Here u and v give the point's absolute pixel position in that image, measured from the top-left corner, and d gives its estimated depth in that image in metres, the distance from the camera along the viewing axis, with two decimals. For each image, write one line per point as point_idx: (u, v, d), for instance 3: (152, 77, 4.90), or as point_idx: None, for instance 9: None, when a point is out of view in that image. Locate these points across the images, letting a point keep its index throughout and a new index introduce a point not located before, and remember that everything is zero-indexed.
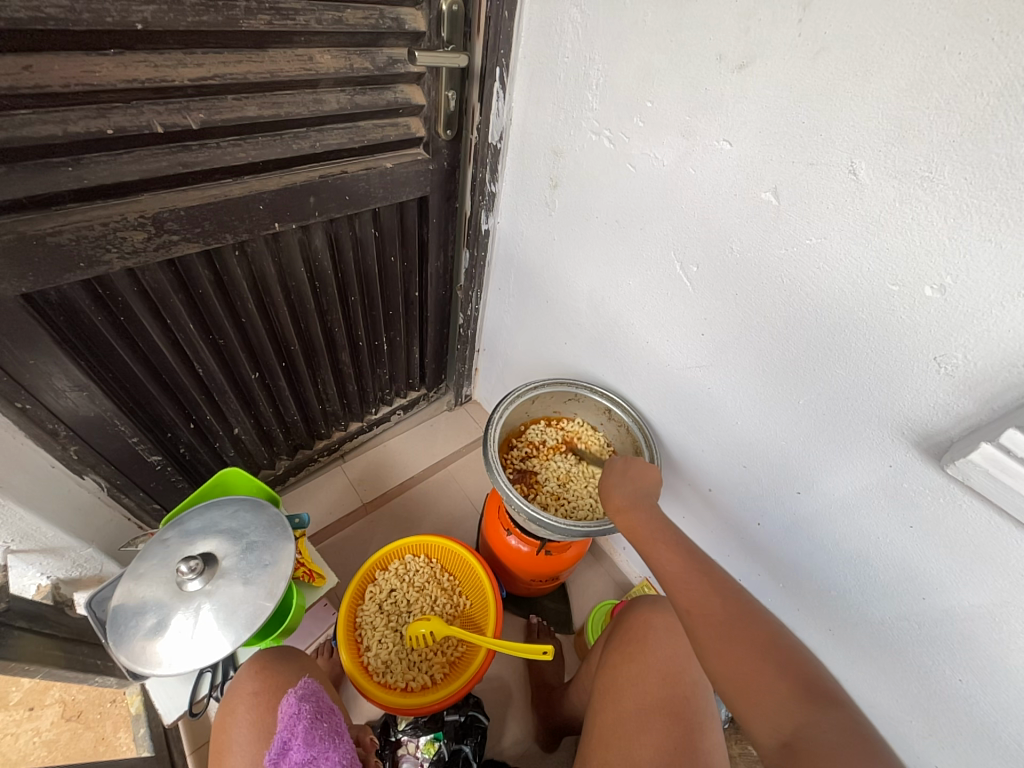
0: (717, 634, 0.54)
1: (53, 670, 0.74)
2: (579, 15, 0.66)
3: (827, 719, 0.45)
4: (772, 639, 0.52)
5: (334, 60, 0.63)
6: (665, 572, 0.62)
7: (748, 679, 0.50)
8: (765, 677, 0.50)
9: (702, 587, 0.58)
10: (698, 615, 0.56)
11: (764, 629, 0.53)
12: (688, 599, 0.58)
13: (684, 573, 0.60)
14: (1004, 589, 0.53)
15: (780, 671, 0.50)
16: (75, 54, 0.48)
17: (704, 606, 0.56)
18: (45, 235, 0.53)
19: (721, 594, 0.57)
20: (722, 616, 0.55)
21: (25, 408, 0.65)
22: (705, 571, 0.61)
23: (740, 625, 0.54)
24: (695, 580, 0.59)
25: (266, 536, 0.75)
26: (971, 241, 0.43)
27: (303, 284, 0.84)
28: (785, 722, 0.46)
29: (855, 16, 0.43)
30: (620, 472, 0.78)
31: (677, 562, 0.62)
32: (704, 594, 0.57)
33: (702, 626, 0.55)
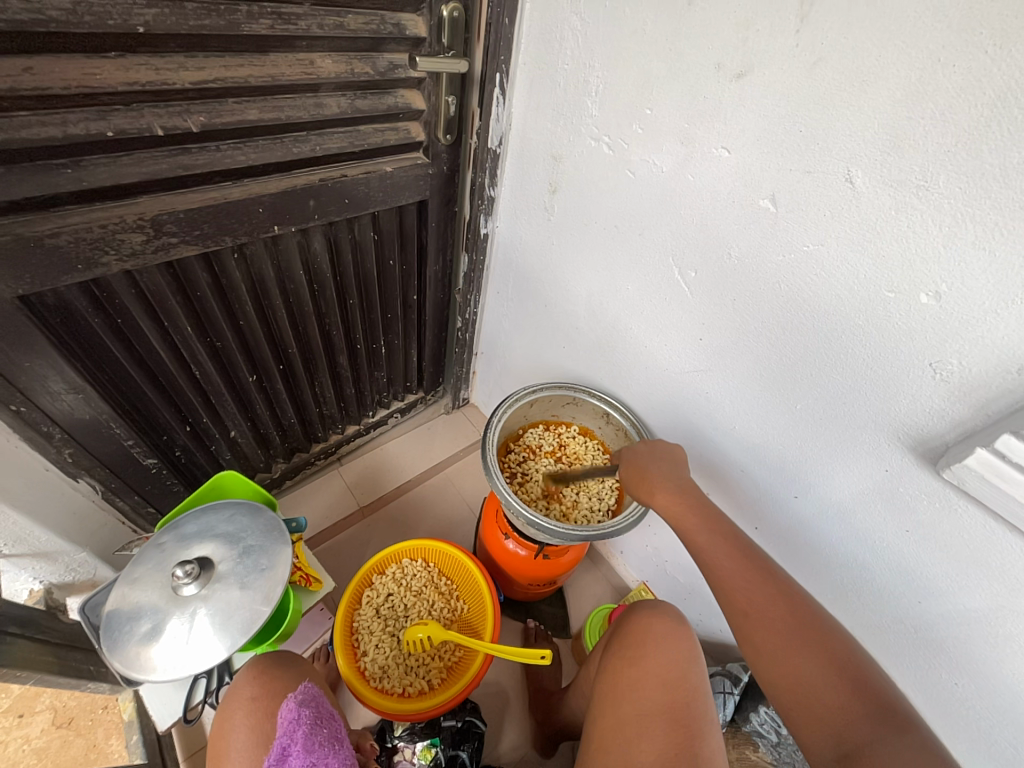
0: (782, 644, 0.56)
1: (44, 676, 0.74)
2: (580, 23, 0.67)
3: (894, 738, 0.47)
4: (840, 652, 0.54)
5: (335, 64, 0.63)
6: (720, 570, 0.63)
7: (812, 692, 0.52)
8: (831, 693, 0.52)
9: (765, 593, 0.59)
10: (760, 624, 0.58)
11: (830, 642, 0.55)
12: (750, 606, 0.59)
13: (745, 576, 0.61)
14: (1000, 593, 0.53)
15: (848, 686, 0.52)
16: (76, 57, 0.48)
17: (767, 615, 0.58)
18: (43, 238, 0.53)
19: (783, 601, 0.58)
20: (787, 626, 0.57)
21: (20, 411, 0.64)
22: (765, 573, 0.61)
23: (805, 637, 0.56)
24: (758, 585, 0.60)
25: (263, 540, 0.75)
26: (966, 249, 0.44)
27: (302, 287, 0.84)
28: (848, 737, 0.49)
29: (852, 27, 0.44)
30: (668, 457, 0.76)
31: (737, 563, 0.63)
32: (768, 601, 0.59)
33: (763, 634, 0.57)
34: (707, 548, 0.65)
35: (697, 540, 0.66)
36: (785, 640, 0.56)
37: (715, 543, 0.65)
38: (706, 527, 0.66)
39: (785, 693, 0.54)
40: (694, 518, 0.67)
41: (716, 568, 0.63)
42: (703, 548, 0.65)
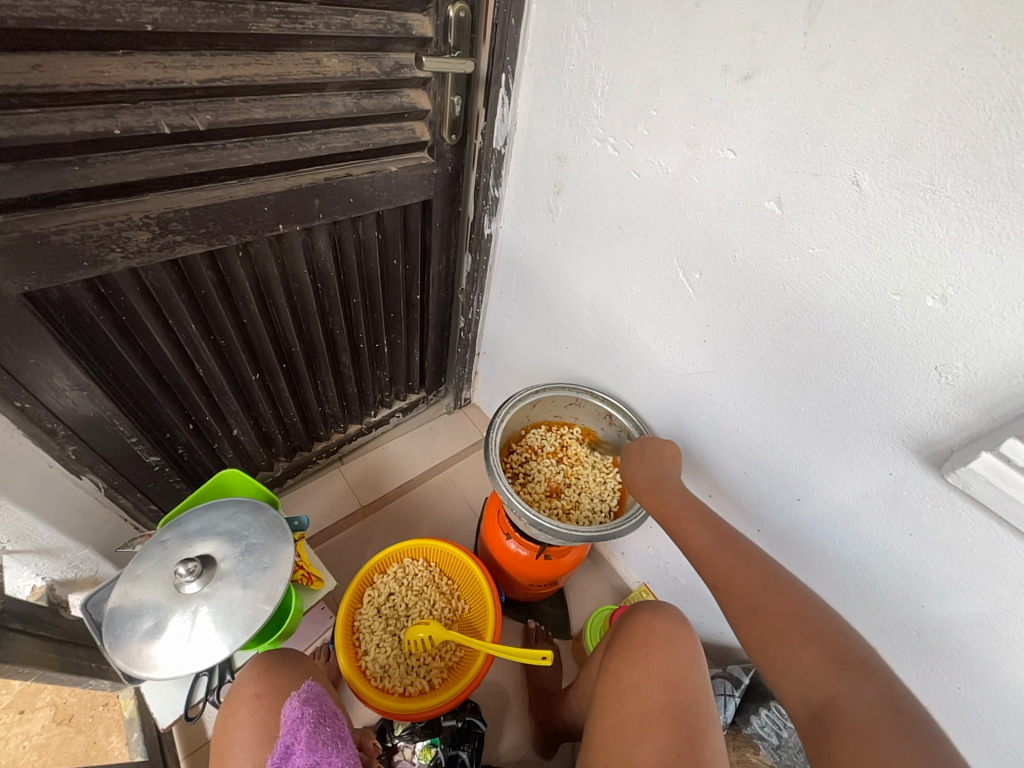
0: (750, 605, 0.58)
1: (46, 673, 0.74)
2: (586, 24, 0.67)
3: (856, 688, 0.48)
4: (804, 610, 0.55)
5: (341, 64, 0.63)
6: (693, 548, 0.65)
7: (778, 649, 0.54)
8: (794, 648, 0.53)
9: (733, 561, 0.62)
10: (730, 590, 0.60)
11: (794, 601, 0.56)
12: (720, 575, 0.61)
13: (714, 548, 0.63)
14: (1003, 597, 0.53)
15: (810, 640, 0.53)
16: (84, 55, 0.48)
17: (736, 581, 0.60)
18: (50, 234, 0.53)
19: (749, 568, 0.61)
20: (753, 589, 0.58)
21: (24, 407, 0.64)
22: (736, 545, 0.64)
23: (768, 598, 0.57)
24: (727, 556, 0.62)
25: (266, 538, 0.75)
26: (973, 252, 0.44)
27: (306, 286, 0.84)
28: (814, 691, 0.50)
29: (860, 30, 0.44)
30: (642, 449, 0.79)
31: (707, 537, 0.65)
32: (735, 569, 0.61)
33: (733, 599, 0.59)
34: (680, 527, 0.67)
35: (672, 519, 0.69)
36: (753, 603, 0.57)
37: (689, 520, 0.67)
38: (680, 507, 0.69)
39: (758, 654, 0.55)
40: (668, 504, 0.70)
41: (691, 544, 0.66)
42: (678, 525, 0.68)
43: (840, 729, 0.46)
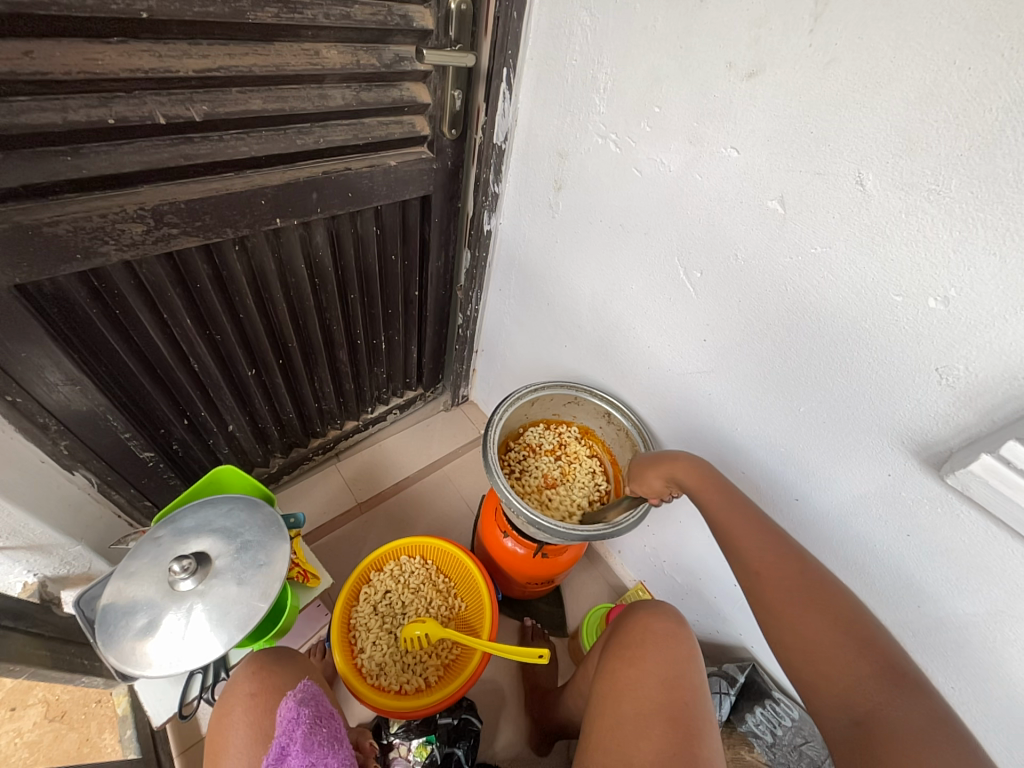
0: (793, 607, 0.55)
1: (38, 670, 0.73)
2: (589, 19, 0.66)
3: (906, 702, 0.46)
4: (852, 616, 0.53)
5: (340, 55, 0.62)
6: (735, 538, 0.62)
7: (822, 655, 0.52)
8: (841, 656, 0.51)
9: (776, 557, 0.59)
10: (772, 591, 0.57)
11: (841, 605, 0.54)
12: (764, 573, 0.58)
13: (760, 545, 0.60)
14: (999, 598, 0.54)
15: (860, 649, 0.50)
16: (77, 42, 0.47)
17: (780, 580, 0.57)
18: (42, 225, 0.52)
19: (798, 567, 0.57)
20: (799, 590, 0.56)
21: (15, 401, 0.63)
22: (779, 539, 0.60)
23: (815, 601, 0.54)
24: (771, 553, 0.59)
25: (262, 535, 0.74)
26: (976, 254, 0.44)
27: (303, 281, 0.83)
28: (858, 701, 0.48)
29: (867, 28, 0.43)
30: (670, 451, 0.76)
31: (750, 533, 0.61)
32: (782, 568, 0.58)
33: (777, 600, 0.56)
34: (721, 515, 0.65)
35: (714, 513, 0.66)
36: (799, 606, 0.55)
37: (730, 513, 0.64)
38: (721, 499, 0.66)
39: (797, 658, 0.53)
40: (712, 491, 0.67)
41: (730, 535, 0.63)
42: (720, 519, 0.65)
43: (887, 741, 0.45)
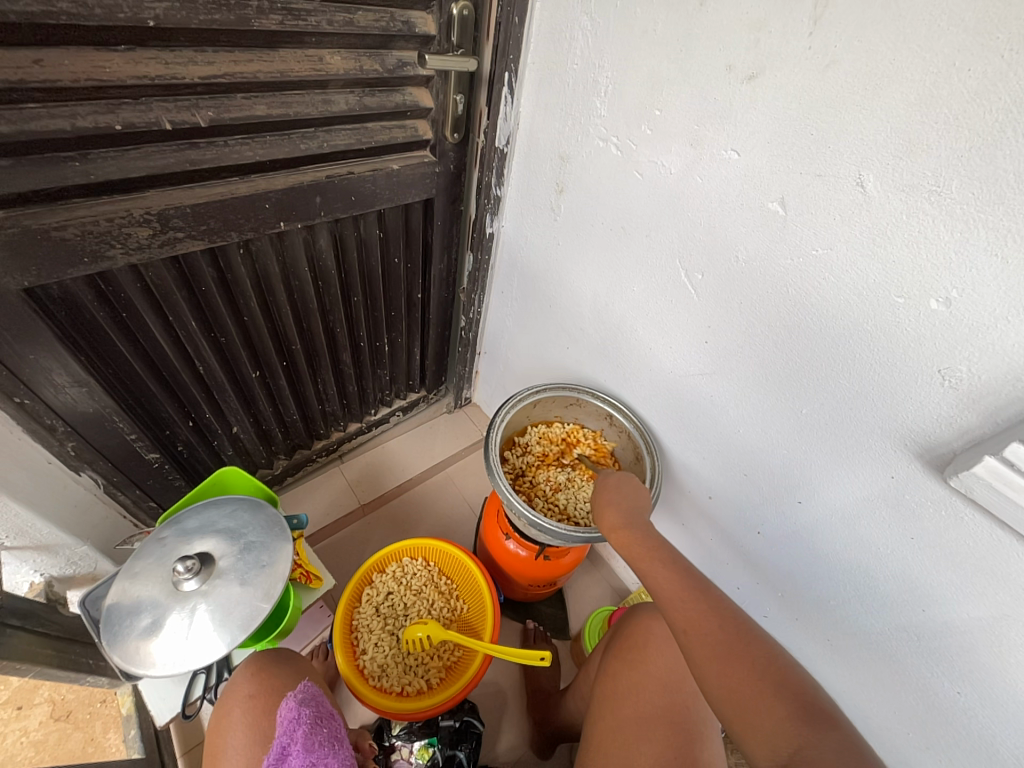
0: (714, 650, 0.53)
1: (44, 669, 0.74)
2: (589, 23, 0.67)
3: (824, 740, 0.45)
4: (769, 659, 0.51)
5: (344, 61, 0.63)
6: (661, 590, 0.59)
7: (748, 701, 0.49)
8: (766, 698, 0.48)
9: (700, 610, 0.56)
10: (699, 640, 0.54)
11: (763, 652, 0.52)
12: (688, 622, 0.55)
13: (678, 595, 0.58)
14: (1004, 602, 0.53)
15: (779, 692, 0.48)
16: (86, 50, 0.48)
17: (700, 628, 0.54)
18: (50, 230, 0.53)
19: (718, 617, 0.55)
20: (717, 631, 0.54)
21: (24, 403, 0.64)
22: (702, 592, 0.58)
23: (735, 646, 0.52)
24: (692, 604, 0.57)
25: (264, 536, 0.75)
26: (978, 255, 0.43)
27: (307, 284, 0.84)
28: (785, 742, 0.45)
29: (865, 31, 0.44)
30: (636, 489, 0.75)
31: (676, 586, 0.59)
32: (701, 618, 0.55)
33: (703, 651, 0.53)
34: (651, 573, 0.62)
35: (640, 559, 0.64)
36: (718, 650, 0.52)
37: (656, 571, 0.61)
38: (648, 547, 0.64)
39: (727, 708, 0.50)
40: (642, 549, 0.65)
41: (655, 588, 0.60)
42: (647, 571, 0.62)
43: None
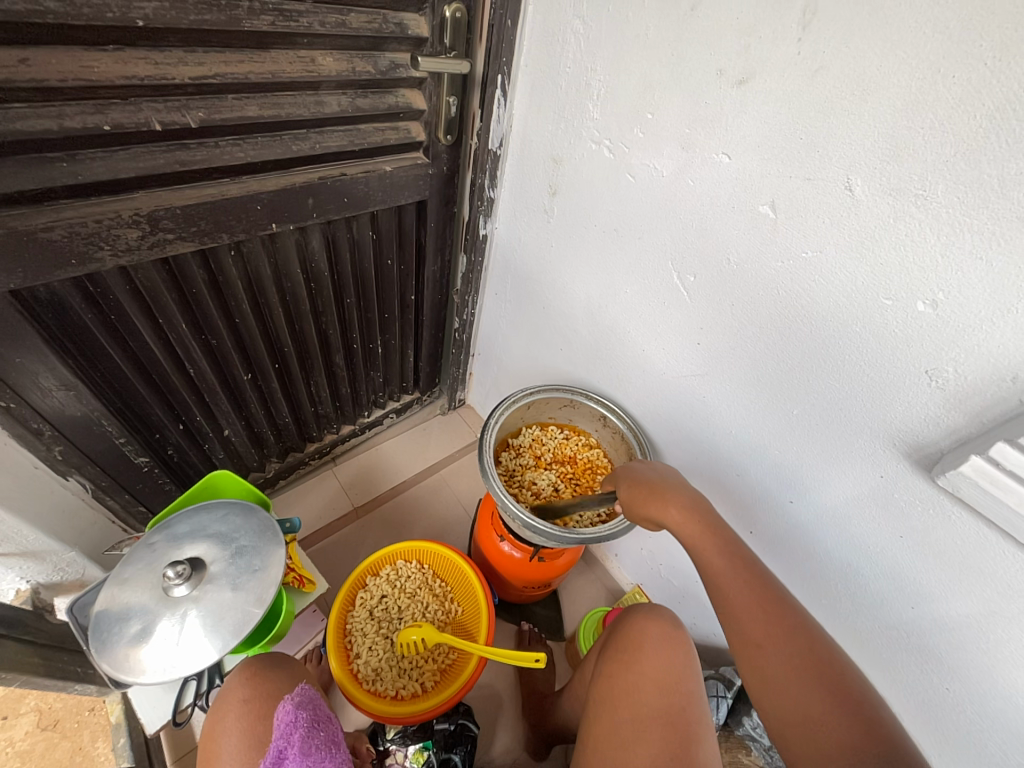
0: (788, 674, 0.55)
1: (31, 677, 0.73)
2: (582, 26, 0.67)
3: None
4: (841, 683, 0.52)
5: (336, 62, 0.63)
6: (735, 598, 0.61)
7: (812, 723, 0.51)
8: (839, 728, 0.50)
9: (774, 624, 0.58)
10: (768, 656, 0.56)
11: (840, 678, 0.53)
12: (760, 634, 0.58)
13: (753, 606, 0.59)
14: (991, 599, 0.54)
15: (846, 715, 0.50)
16: (73, 50, 0.47)
17: (772, 642, 0.57)
18: (37, 231, 0.52)
19: (792, 633, 0.57)
20: (792, 654, 0.55)
21: (10, 407, 0.63)
22: (781, 605, 0.59)
23: (811, 672, 0.54)
24: (767, 615, 0.59)
25: (257, 541, 0.74)
26: (963, 258, 0.44)
27: (299, 286, 0.83)
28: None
29: (853, 38, 0.44)
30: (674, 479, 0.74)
31: (754, 596, 0.60)
32: (774, 630, 0.57)
33: (770, 667, 0.56)
34: (723, 578, 0.63)
35: (707, 559, 0.65)
36: (790, 670, 0.55)
37: (730, 577, 0.62)
38: (719, 546, 0.65)
39: (787, 723, 0.53)
40: (715, 548, 0.65)
41: (728, 593, 0.62)
42: (720, 581, 0.63)
43: None
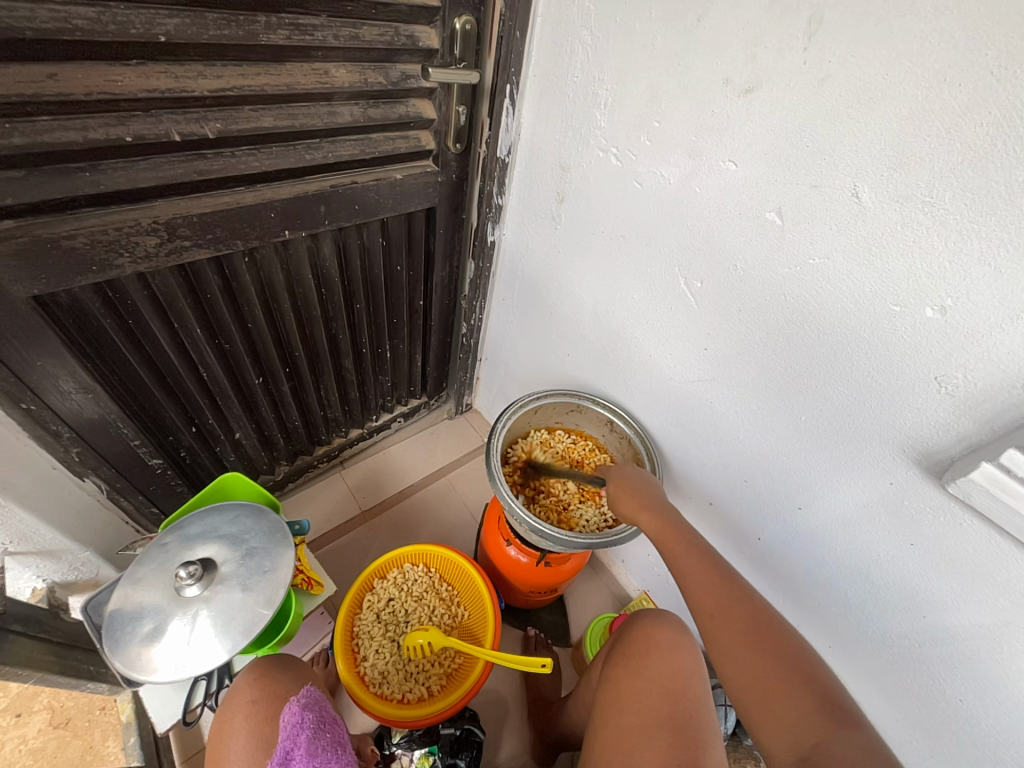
0: (742, 644, 0.57)
1: (45, 675, 0.74)
2: (589, 37, 0.68)
3: (845, 736, 0.48)
4: (795, 656, 0.56)
5: (349, 74, 0.64)
6: (690, 576, 0.65)
7: (769, 691, 0.54)
8: (792, 690, 0.53)
9: (729, 598, 0.61)
10: (723, 629, 0.59)
11: (792, 650, 0.56)
12: (715, 607, 0.61)
13: (707, 583, 0.63)
14: (1005, 609, 0.53)
15: (801, 683, 0.53)
16: (99, 65, 0.49)
17: (727, 616, 0.60)
18: (60, 239, 0.54)
19: (745, 607, 0.60)
20: (745, 625, 0.58)
21: (30, 408, 0.64)
22: (732, 582, 0.63)
23: (764, 640, 0.57)
24: (721, 590, 0.62)
25: (267, 542, 0.75)
26: (971, 265, 0.44)
27: (310, 291, 0.84)
28: (806, 736, 0.50)
29: (858, 48, 0.45)
30: (648, 479, 0.78)
31: (707, 574, 0.64)
32: (727, 604, 0.61)
33: (728, 639, 0.58)
34: (681, 558, 0.66)
35: (665, 541, 0.69)
36: (744, 640, 0.57)
37: (687, 558, 0.66)
38: (677, 530, 0.69)
39: (745, 693, 0.55)
40: (672, 530, 0.69)
41: (684, 572, 0.66)
42: (676, 560, 0.67)
43: None
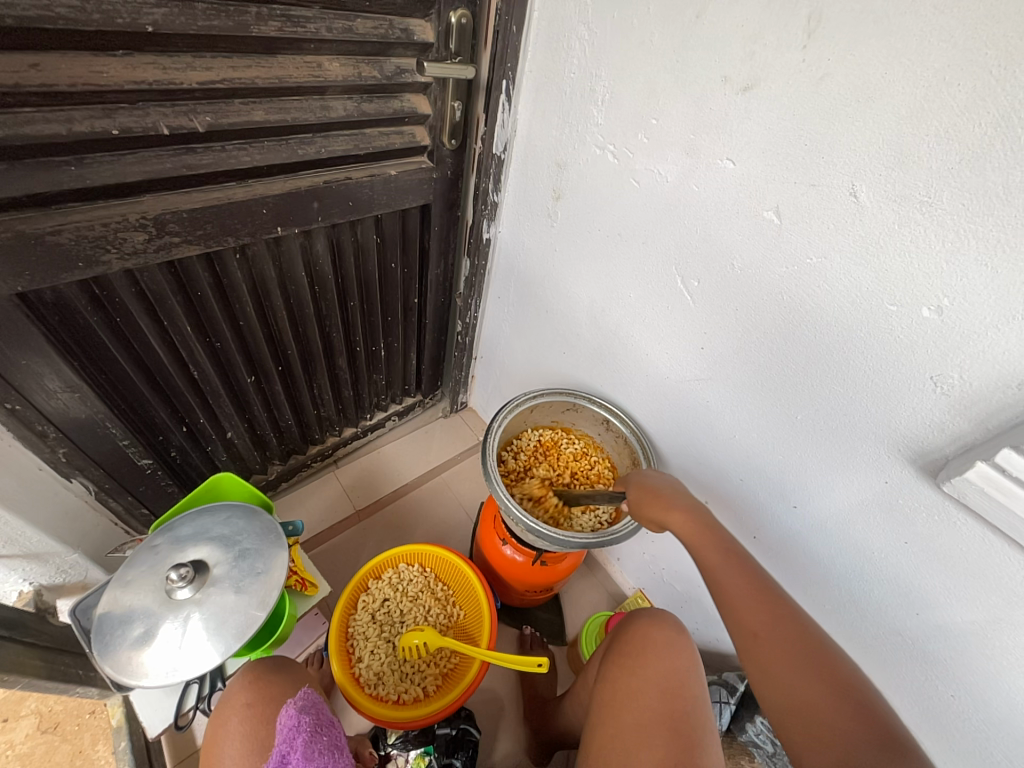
0: (788, 666, 0.56)
1: (32, 680, 0.73)
2: (586, 32, 0.68)
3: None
4: (842, 679, 0.54)
5: (342, 67, 0.63)
6: (730, 590, 0.62)
7: (817, 718, 0.52)
8: (842, 717, 0.51)
9: (774, 617, 0.59)
10: (767, 650, 0.58)
11: (837, 671, 0.55)
12: (758, 626, 0.59)
13: (748, 599, 0.61)
14: (996, 606, 0.54)
15: (852, 708, 0.52)
16: (82, 55, 0.47)
17: (770, 636, 0.58)
18: (44, 235, 0.52)
19: (786, 625, 0.58)
20: (790, 647, 0.57)
21: (14, 409, 0.63)
22: (774, 597, 0.60)
23: (810, 663, 0.55)
24: (763, 607, 0.60)
25: (259, 542, 0.74)
26: (968, 265, 0.44)
27: (303, 288, 0.83)
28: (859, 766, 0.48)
29: (857, 46, 0.45)
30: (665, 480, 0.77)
31: (748, 589, 0.62)
32: (770, 623, 0.59)
33: (773, 660, 0.57)
34: (720, 571, 0.64)
35: (703, 554, 0.66)
36: (789, 663, 0.56)
37: (727, 571, 0.63)
38: (716, 542, 0.66)
39: (791, 718, 0.54)
40: (710, 541, 0.66)
41: (724, 586, 0.63)
42: (716, 573, 0.64)
43: None
